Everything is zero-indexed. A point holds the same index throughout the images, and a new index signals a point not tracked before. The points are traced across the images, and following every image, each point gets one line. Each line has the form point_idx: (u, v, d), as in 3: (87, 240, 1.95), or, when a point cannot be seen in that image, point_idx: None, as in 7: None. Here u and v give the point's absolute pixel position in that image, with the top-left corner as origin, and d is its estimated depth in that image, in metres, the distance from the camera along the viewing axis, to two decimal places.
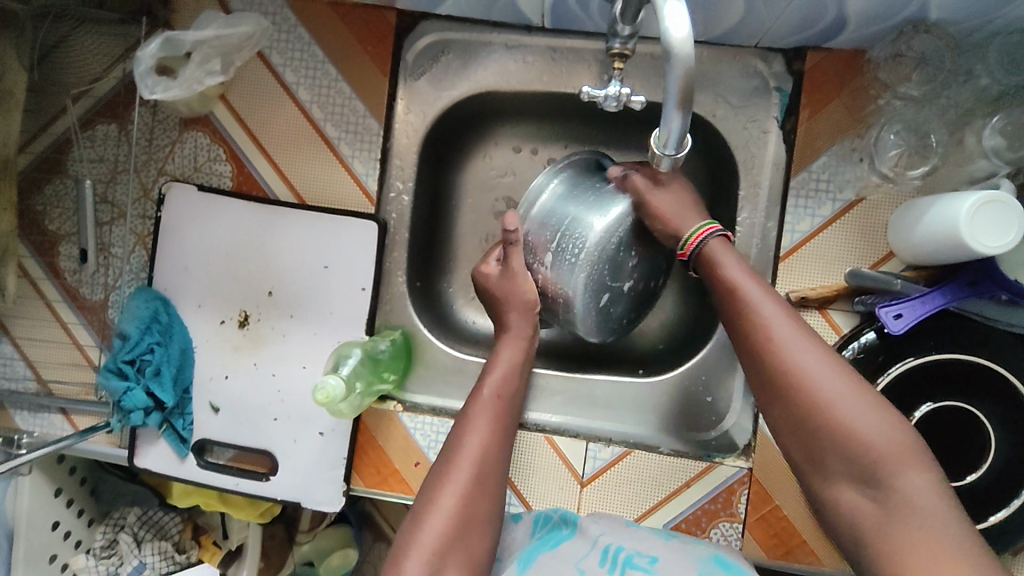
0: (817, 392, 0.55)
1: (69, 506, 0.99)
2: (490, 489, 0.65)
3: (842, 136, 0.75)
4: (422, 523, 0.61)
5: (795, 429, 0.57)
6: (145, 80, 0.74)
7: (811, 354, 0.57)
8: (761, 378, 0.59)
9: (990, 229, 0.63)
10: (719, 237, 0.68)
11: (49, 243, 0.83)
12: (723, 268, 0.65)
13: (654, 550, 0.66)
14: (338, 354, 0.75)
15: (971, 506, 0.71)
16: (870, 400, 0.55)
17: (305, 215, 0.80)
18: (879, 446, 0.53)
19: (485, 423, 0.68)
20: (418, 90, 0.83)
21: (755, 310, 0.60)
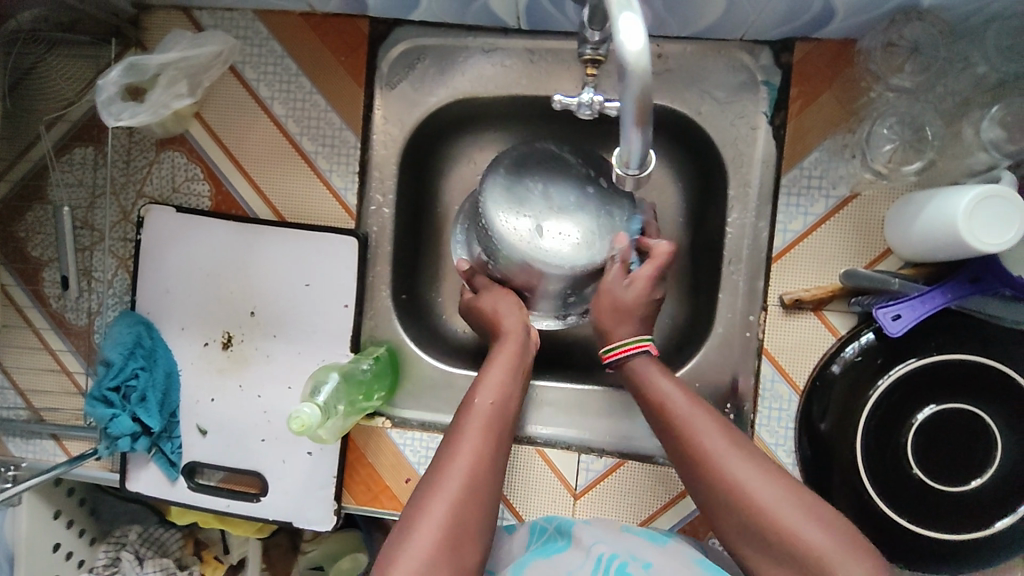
0: (756, 500, 0.56)
1: (70, 527, 0.99)
2: (484, 507, 0.58)
3: (834, 130, 0.72)
4: (406, 541, 0.55)
5: (743, 534, 0.57)
6: (109, 108, 0.72)
7: (746, 464, 0.59)
8: (703, 487, 0.60)
9: (988, 226, 0.60)
10: (647, 355, 0.70)
11: (33, 270, 0.83)
12: (655, 389, 0.67)
13: (651, 558, 0.63)
14: (314, 380, 0.71)
15: (974, 512, 0.69)
16: (807, 507, 0.55)
17: (284, 232, 0.78)
18: (822, 549, 0.53)
19: (480, 434, 0.62)
20: (395, 99, 0.81)
21: (689, 425, 0.62)
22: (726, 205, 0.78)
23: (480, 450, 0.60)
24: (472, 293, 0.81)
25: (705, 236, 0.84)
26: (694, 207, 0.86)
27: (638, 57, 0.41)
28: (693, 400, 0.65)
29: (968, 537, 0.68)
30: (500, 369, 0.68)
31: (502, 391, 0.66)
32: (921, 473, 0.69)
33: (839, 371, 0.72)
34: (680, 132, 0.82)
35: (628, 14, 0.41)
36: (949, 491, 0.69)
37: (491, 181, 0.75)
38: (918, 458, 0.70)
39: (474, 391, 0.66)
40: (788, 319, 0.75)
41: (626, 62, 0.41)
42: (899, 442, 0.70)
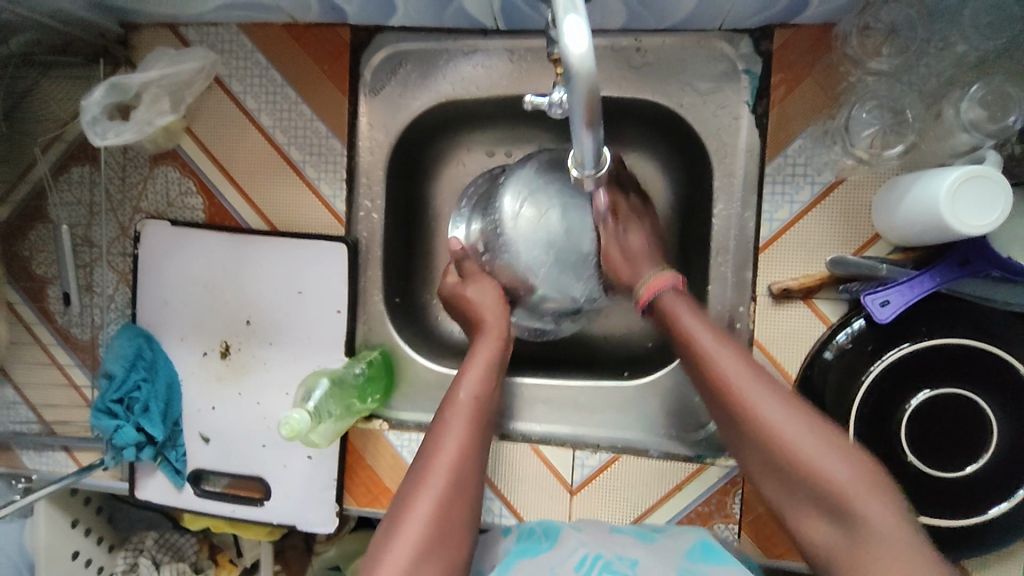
0: (784, 442, 0.57)
1: (88, 535, 1.02)
2: (468, 496, 0.61)
3: (816, 117, 0.72)
4: (398, 532, 0.57)
5: (771, 474, 0.59)
6: (95, 128, 0.74)
7: (773, 404, 0.59)
8: (735, 428, 0.61)
9: (972, 209, 0.59)
10: (671, 288, 0.70)
11: (38, 287, 0.86)
12: (681, 324, 0.66)
13: (636, 552, 0.66)
14: (304, 387, 0.73)
15: (973, 497, 0.68)
16: (831, 445, 0.57)
17: (276, 241, 0.80)
18: (845, 485, 0.54)
19: (463, 425, 0.64)
20: (378, 105, 0.82)
21: (718, 364, 0.62)
22: (712, 196, 0.78)
23: (465, 444, 0.62)
24: (456, 279, 0.80)
25: (695, 228, 0.84)
26: (683, 199, 0.86)
27: (582, 59, 0.40)
28: (719, 334, 0.64)
29: (967, 522, 0.68)
30: (480, 361, 0.70)
31: (480, 381, 0.68)
32: (915, 459, 0.68)
33: (832, 357, 0.71)
34: (665, 124, 0.82)
35: (572, 16, 0.40)
36: (943, 477, 0.68)
37: (519, 171, 0.82)
38: (912, 444, 0.69)
39: (455, 385, 0.68)
40: (777, 309, 0.74)
41: (571, 65, 0.41)
42: (893, 431, 0.69)
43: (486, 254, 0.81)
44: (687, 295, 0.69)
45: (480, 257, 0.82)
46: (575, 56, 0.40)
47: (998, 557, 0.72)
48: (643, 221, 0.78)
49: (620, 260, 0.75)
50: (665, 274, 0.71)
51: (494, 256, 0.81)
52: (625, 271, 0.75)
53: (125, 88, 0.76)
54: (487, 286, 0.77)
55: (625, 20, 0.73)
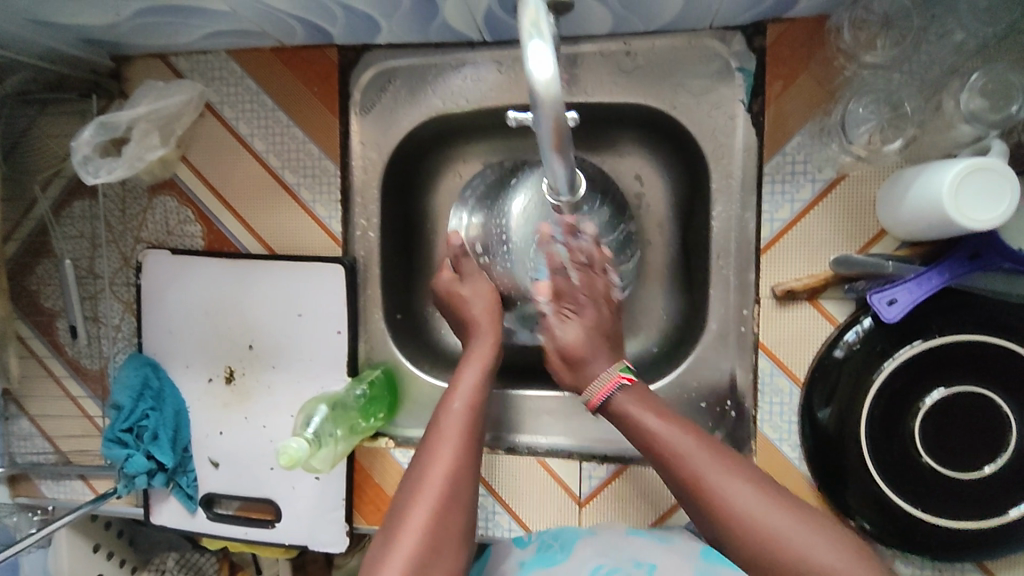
0: (762, 532, 0.52)
1: (111, 558, 1.04)
2: (462, 508, 0.60)
3: (814, 112, 0.70)
4: (390, 545, 0.56)
5: (755, 571, 0.52)
6: (86, 167, 0.75)
7: (746, 494, 0.54)
8: (707, 528, 0.55)
9: (978, 203, 0.57)
10: (625, 391, 0.64)
11: (47, 320, 0.87)
12: (639, 419, 0.62)
13: (652, 556, 0.70)
14: (303, 413, 0.73)
15: (991, 498, 0.66)
16: (813, 529, 0.52)
17: (274, 265, 0.80)
18: (839, 572, 0.49)
19: (456, 434, 0.63)
20: (369, 124, 0.81)
21: (680, 451, 0.58)
22: (711, 198, 0.77)
23: (459, 450, 0.62)
24: (452, 275, 0.78)
25: (696, 231, 0.82)
26: (683, 201, 0.85)
27: (549, 85, 0.41)
28: (676, 424, 0.60)
29: (984, 525, 0.66)
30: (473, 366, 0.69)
31: (475, 390, 0.66)
32: (931, 460, 0.67)
33: (842, 355, 0.69)
34: (661, 127, 0.80)
35: (538, 41, 0.41)
36: (962, 478, 0.66)
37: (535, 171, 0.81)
38: (928, 445, 0.67)
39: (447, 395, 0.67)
40: (782, 311, 0.72)
41: (538, 92, 0.41)
42: (906, 431, 0.67)
43: (486, 256, 0.82)
44: (643, 391, 0.65)
45: (479, 258, 0.82)
46: (543, 82, 0.41)
47: None
48: (588, 311, 0.71)
49: (563, 365, 0.70)
50: (626, 369, 0.67)
51: (492, 262, 0.82)
52: (569, 376, 0.70)
53: (112, 126, 0.76)
54: (483, 285, 0.76)
55: (612, 25, 0.72)
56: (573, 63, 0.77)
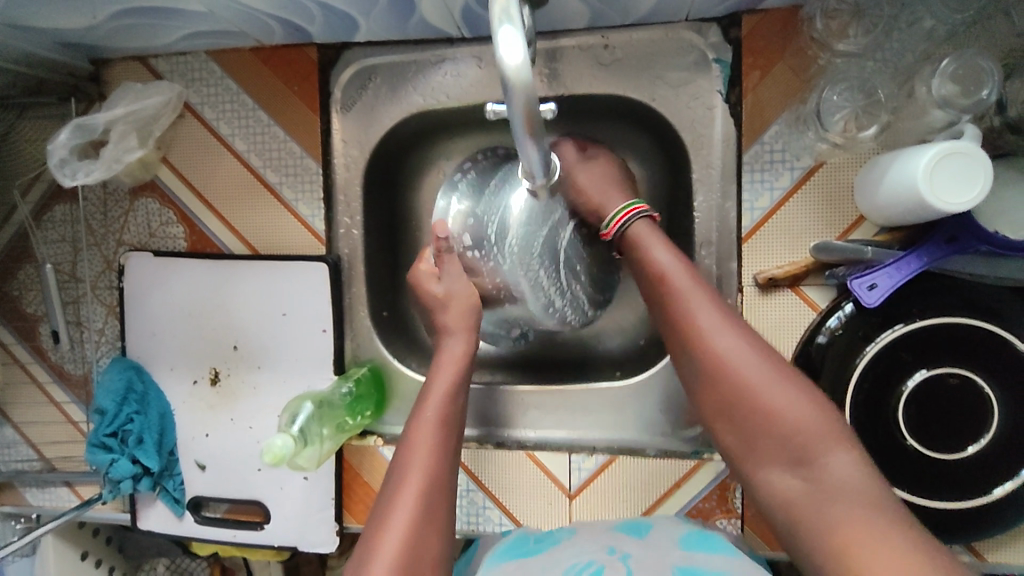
0: (739, 376, 0.57)
1: (99, 566, 1.03)
2: (436, 525, 0.60)
3: (790, 102, 0.70)
4: (365, 566, 0.56)
5: (726, 416, 0.58)
6: (63, 169, 0.74)
7: (730, 336, 0.59)
8: (690, 370, 0.61)
9: (952, 186, 0.58)
10: (644, 219, 0.69)
11: (29, 326, 0.86)
12: (647, 253, 0.66)
13: (631, 548, 0.65)
14: (288, 410, 0.72)
15: (975, 479, 0.67)
16: (788, 378, 0.56)
17: (257, 265, 0.80)
18: (802, 420, 0.54)
19: (426, 448, 0.64)
20: (350, 121, 0.81)
21: (681, 289, 0.62)
22: (691, 188, 0.77)
23: (433, 463, 0.63)
24: (431, 267, 0.76)
25: (678, 222, 0.83)
26: (665, 193, 0.85)
27: (519, 70, 0.41)
28: (683, 263, 0.64)
29: (968, 504, 0.67)
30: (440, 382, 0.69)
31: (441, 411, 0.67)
32: (915, 443, 0.67)
33: (826, 342, 0.69)
34: (641, 119, 0.81)
35: (507, 25, 0.41)
36: (947, 459, 0.67)
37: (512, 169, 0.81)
38: (912, 428, 0.67)
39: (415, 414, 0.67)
40: (765, 298, 0.73)
41: (509, 77, 0.42)
42: (889, 415, 0.68)
43: (474, 249, 0.79)
44: (659, 228, 0.69)
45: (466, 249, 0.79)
46: (512, 68, 0.41)
47: (1010, 538, 0.70)
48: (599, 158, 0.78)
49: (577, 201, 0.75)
50: (640, 204, 0.71)
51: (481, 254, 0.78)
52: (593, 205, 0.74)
53: (89, 127, 0.75)
54: (461, 284, 0.74)
55: (589, 19, 0.72)
56: (552, 58, 0.77)
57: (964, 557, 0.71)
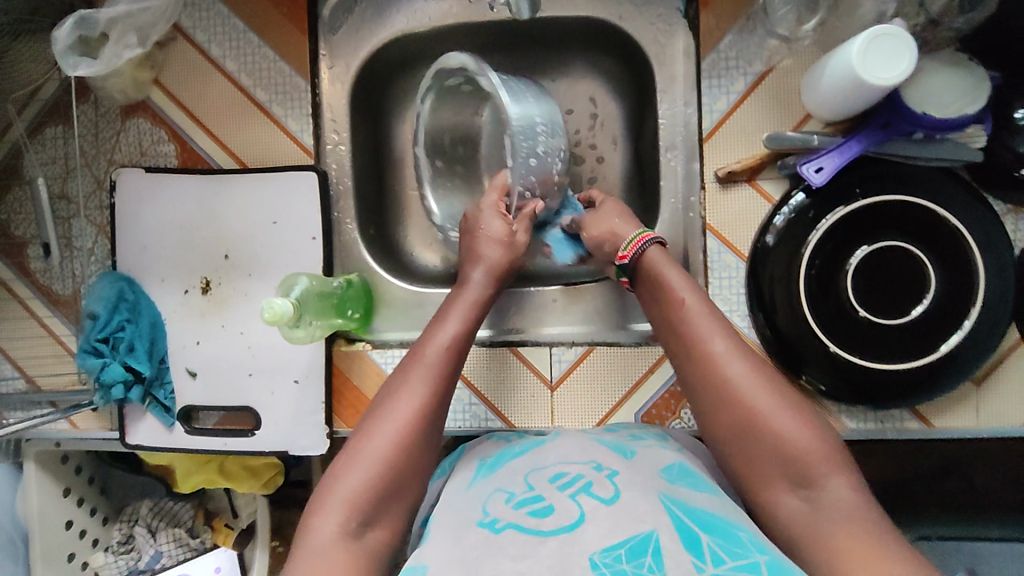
0: (748, 403, 0.58)
1: (80, 505, 1.03)
2: (434, 427, 0.63)
3: (741, 14, 0.78)
4: (364, 448, 0.59)
5: (733, 437, 0.59)
6: (66, 59, 0.77)
7: (742, 364, 0.60)
8: (698, 394, 0.61)
9: (882, 63, 0.66)
10: (657, 244, 0.71)
11: (17, 246, 0.88)
12: (659, 275, 0.68)
13: (616, 465, 0.61)
14: (285, 281, 0.77)
15: (922, 339, 0.74)
16: (794, 409, 0.58)
17: (247, 176, 0.83)
18: (806, 448, 0.56)
19: (425, 377, 0.64)
20: (337, 43, 0.86)
21: (692, 315, 0.64)
22: (657, 99, 0.84)
23: (430, 393, 0.63)
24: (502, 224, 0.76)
25: (646, 138, 0.89)
26: (633, 114, 0.92)
27: None
28: (698, 296, 0.65)
29: (916, 364, 0.74)
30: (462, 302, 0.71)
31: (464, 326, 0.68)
32: (866, 313, 0.74)
33: (773, 240, 0.77)
34: (609, 41, 0.88)
35: None
36: (896, 324, 0.74)
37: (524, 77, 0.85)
38: (862, 300, 0.75)
39: (434, 327, 0.68)
40: (725, 193, 0.80)
41: None
42: (840, 289, 0.75)
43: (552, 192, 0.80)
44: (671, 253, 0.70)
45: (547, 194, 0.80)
46: None
47: (952, 402, 0.78)
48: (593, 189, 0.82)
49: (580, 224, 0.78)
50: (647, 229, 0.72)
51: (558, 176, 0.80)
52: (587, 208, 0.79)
53: (93, 23, 0.78)
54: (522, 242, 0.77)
55: None
56: None
57: (912, 423, 0.78)
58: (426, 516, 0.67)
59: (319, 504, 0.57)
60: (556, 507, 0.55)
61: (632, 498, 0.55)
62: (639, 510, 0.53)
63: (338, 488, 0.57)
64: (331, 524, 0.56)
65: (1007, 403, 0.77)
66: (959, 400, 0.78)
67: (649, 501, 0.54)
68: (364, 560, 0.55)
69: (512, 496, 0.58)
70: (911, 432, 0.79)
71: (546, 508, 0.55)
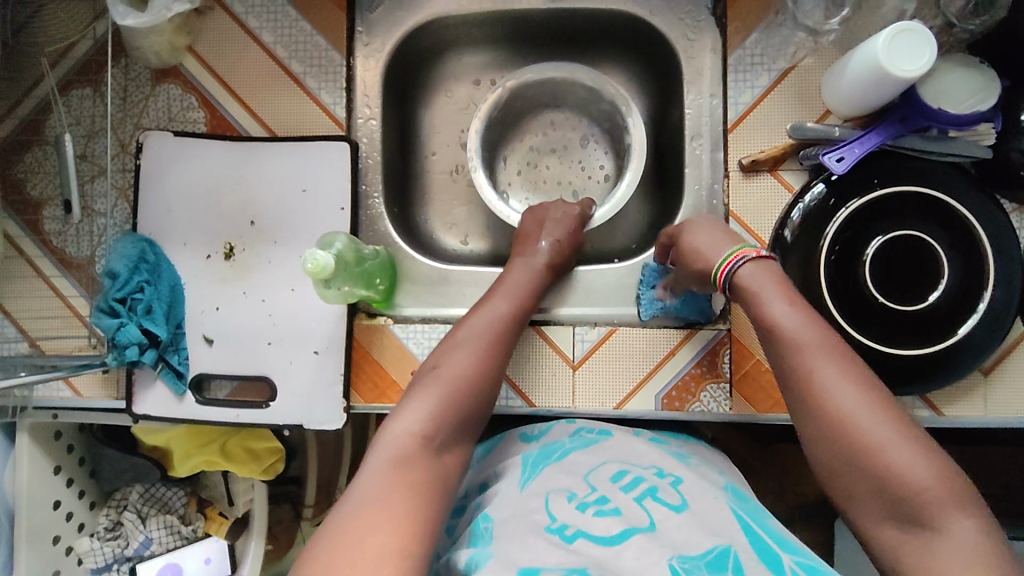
0: (859, 436, 0.56)
1: (70, 486, 0.98)
2: (500, 362, 0.70)
3: (766, 13, 0.82)
4: (442, 367, 0.66)
5: (841, 466, 0.56)
6: (116, 8, 0.79)
7: (854, 395, 0.57)
8: (801, 417, 0.60)
9: (906, 56, 0.70)
10: (748, 262, 0.68)
11: (32, 206, 0.86)
12: (760, 296, 0.65)
13: (679, 471, 0.64)
14: (323, 239, 0.77)
15: (938, 325, 0.77)
16: (912, 443, 0.55)
17: (279, 144, 0.83)
18: (923, 486, 0.53)
19: (498, 316, 0.72)
20: (374, 20, 0.87)
21: (799, 343, 0.60)
22: (683, 91, 0.87)
23: (501, 329, 0.72)
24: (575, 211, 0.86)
25: (670, 130, 0.92)
26: (655, 110, 0.95)
27: None
28: (804, 316, 0.62)
29: (932, 350, 0.76)
30: (521, 265, 0.79)
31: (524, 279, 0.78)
32: (884, 300, 0.77)
33: (792, 235, 0.79)
34: (637, 37, 0.91)
35: None
36: (913, 310, 0.76)
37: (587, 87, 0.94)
38: (879, 287, 0.77)
39: (501, 281, 0.78)
40: (748, 181, 0.82)
41: None
42: (859, 276, 0.77)
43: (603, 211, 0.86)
44: (773, 271, 0.66)
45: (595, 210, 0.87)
46: None
47: (964, 394, 0.80)
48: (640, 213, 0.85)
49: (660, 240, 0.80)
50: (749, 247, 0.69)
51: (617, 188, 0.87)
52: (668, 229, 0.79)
53: None
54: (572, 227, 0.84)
55: None
56: None
57: (922, 411, 0.80)
58: (456, 507, 0.69)
59: (404, 410, 0.62)
60: (623, 510, 0.57)
61: (701, 510, 0.57)
62: (715, 526, 0.55)
63: (423, 396, 0.63)
64: (416, 425, 0.61)
65: (1015, 395, 0.79)
66: (970, 393, 0.80)
67: (723, 518, 0.56)
68: (439, 470, 0.59)
69: (575, 496, 0.60)
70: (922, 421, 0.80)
71: (615, 511, 0.57)
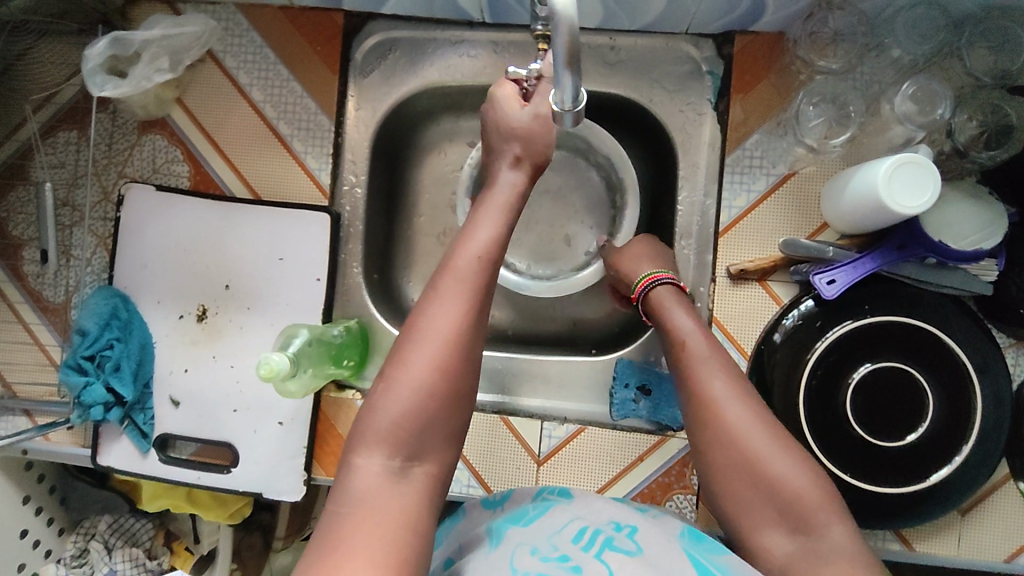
0: (747, 449, 0.60)
1: (39, 514, 0.99)
2: (478, 337, 0.60)
3: (770, 114, 0.79)
4: (405, 362, 0.57)
5: (728, 480, 0.60)
6: (93, 78, 0.77)
7: (742, 410, 0.62)
8: (700, 433, 0.63)
9: (906, 192, 0.66)
10: (669, 284, 0.74)
11: (12, 248, 0.85)
12: (669, 314, 0.71)
13: (632, 518, 0.60)
14: (287, 332, 0.78)
15: (916, 466, 0.74)
16: (794, 457, 0.59)
17: (259, 209, 0.82)
18: (806, 497, 0.57)
19: (463, 283, 0.60)
20: (367, 85, 0.86)
21: (698, 356, 0.66)
22: (677, 185, 0.84)
23: (466, 302, 0.59)
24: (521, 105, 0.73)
25: (661, 219, 0.89)
26: (649, 193, 0.93)
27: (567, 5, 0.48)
28: (702, 330, 0.68)
29: (907, 489, 0.73)
30: (490, 226, 0.65)
31: (490, 242, 0.64)
32: (861, 430, 0.74)
33: (781, 339, 0.76)
34: (636, 119, 0.88)
35: None
36: (890, 448, 0.74)
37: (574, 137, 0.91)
38: (858, 417, 0.74)
39: (464, 244, 0.64)
40: (735, 288, 0.79)
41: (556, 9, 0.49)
42: (837, 403, 0.74)
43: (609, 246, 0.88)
44: (680, 291, 0.74)
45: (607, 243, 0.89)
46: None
47: (938, 530, 0.77)
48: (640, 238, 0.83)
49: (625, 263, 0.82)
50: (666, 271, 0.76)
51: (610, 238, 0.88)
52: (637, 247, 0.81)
53: (126, 43, 0.79)
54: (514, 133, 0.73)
55: (601, 19, 0.80)
56: None
57: (894, 544, 0.78)
58: None
59: (358, 442, 0.55)
60: (585, 569, 0.52)
61: (660, 557, 0.54)
62: (666, 566, 0.53)
63: (374, 421, 0.55)
64: (373, 459, 0.54)
65: (991, 536, 0.77)
66: (945, 529, 0.77)
67: (675, 560, 0.54)
68: (409, 496, 0.54)
69: (537, 548, 0.55)
70: (892, 553, 0.78)
71: (574, 569, 0.52)
